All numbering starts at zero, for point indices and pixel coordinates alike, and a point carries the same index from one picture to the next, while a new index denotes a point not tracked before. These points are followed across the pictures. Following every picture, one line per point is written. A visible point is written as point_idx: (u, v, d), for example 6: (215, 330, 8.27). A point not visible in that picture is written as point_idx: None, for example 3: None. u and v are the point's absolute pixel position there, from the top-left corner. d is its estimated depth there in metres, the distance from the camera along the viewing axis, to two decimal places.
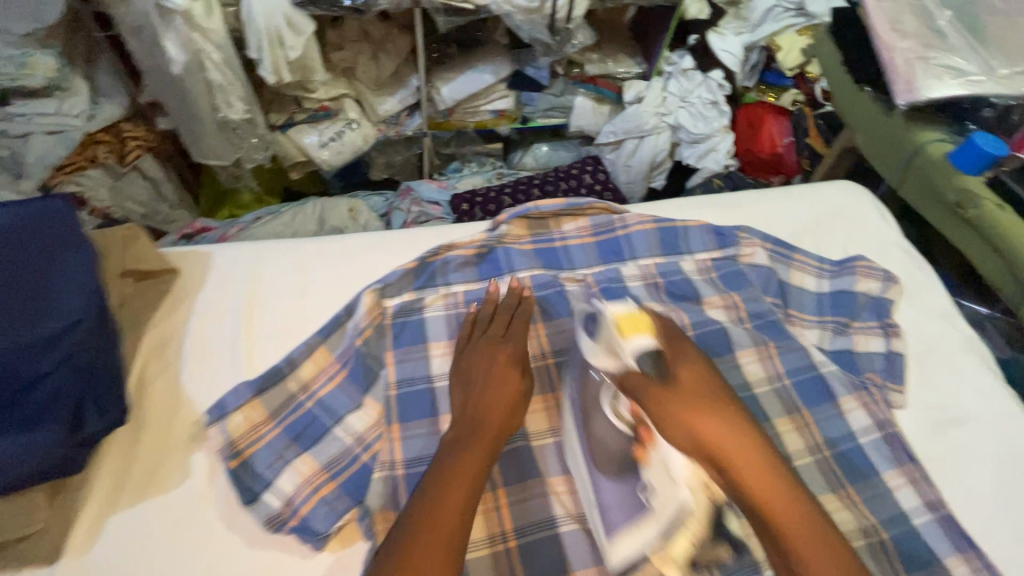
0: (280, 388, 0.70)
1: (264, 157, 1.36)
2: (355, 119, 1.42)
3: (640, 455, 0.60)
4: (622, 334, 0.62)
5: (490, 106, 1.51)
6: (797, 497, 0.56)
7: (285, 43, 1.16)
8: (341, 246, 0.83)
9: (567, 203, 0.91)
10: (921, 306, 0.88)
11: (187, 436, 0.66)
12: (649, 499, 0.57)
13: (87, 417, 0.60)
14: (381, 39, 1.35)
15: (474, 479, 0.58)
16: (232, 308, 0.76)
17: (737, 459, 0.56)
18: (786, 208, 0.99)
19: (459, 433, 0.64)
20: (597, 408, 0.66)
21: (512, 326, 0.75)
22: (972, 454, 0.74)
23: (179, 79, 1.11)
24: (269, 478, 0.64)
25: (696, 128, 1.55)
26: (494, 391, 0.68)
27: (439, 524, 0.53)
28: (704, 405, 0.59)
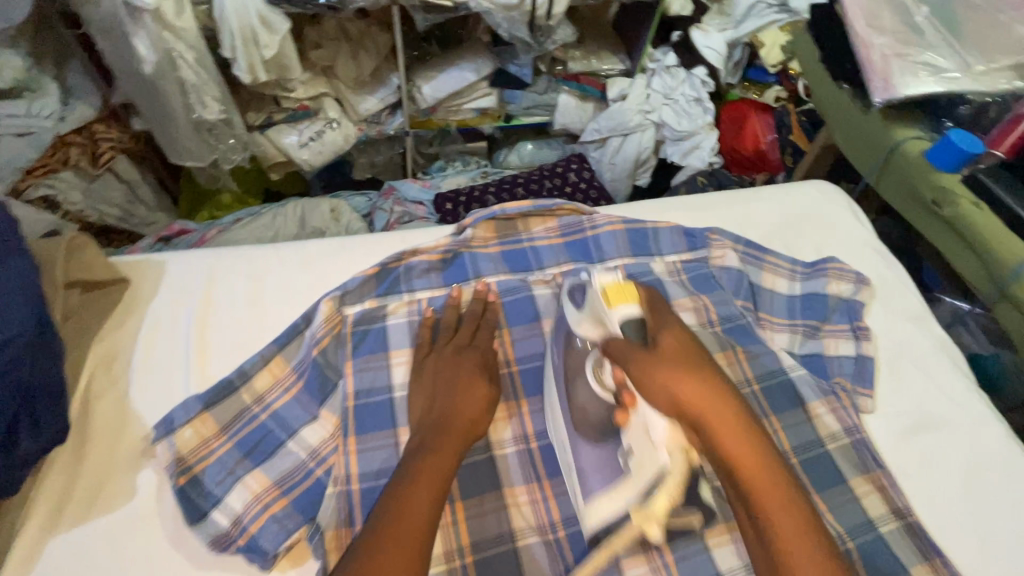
0: (232, 402, 0.68)
1: (243, 158, 1.32)
2: (336, 118, 1.39)
3: (621, 419, 0.60)
4: (609, 302, 0.62)
5: (473, 105, 1.48)
6: (774, 465, 0.55)
7: (260, 41, 1.12)
8: (300, 253, 0.81)
9: (534, 204, 0.88)
10: (892, 309, 0.87)
11: (135, 452, 0.64)
12: (627, 461, 0.58)
13: (20, 436, 0.57)
14: (359, 37, 1.32)
15: (441, 486, 0.57)
16: (185, 318, 0.74)
17: (720, 428, 0.56)
18: (758, 210, 0.98)
19: (426, 437, 0.62)
20: (581, 376, 0.65)
21: (478, 335, 0.75)
22: (938, 460, 0.74)
23: (151, 79, 1.07)
24: (218, 496, 0.62)
25: (680, 126, 1.54)
26: (463, 396, 0.66)
27: (411, 530, 0.52)
28: (687, 368, 0.58)
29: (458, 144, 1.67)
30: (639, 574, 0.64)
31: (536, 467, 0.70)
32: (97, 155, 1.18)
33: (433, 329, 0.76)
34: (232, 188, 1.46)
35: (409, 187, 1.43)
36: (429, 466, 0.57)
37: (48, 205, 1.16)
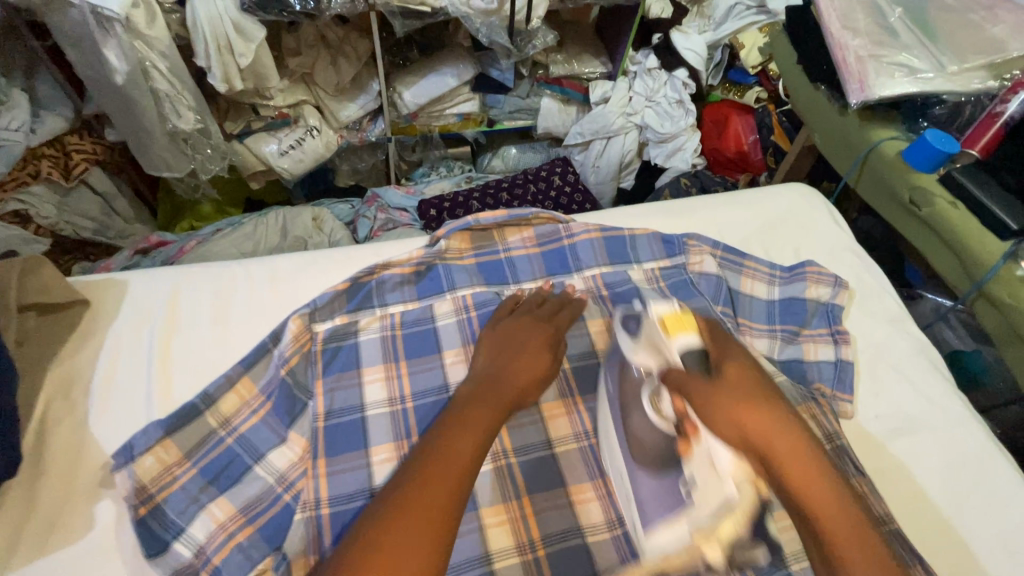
0: (197, 425, 0.65)
1: (222, 167, 1.30)
2: (316, 126, 1.37)
3: (683, 449, 0.55)
4: (667, 333, 0.59)
5: (455, 109, 1.46)
6: (856, 516, 0.50)
7: (235, 50, 1.10)
8: (270, 269, 0.79)
9: (510, 214, 0.86)
10: (870, 312, 0.87)
11: (93, 482, 0.61)
12: (689, 493, 0.53)
13: None
14: (339, 43, 1.30)
15: (486, 434, 0.56)
16: (148, 339, 0.71)
17: (785, 458, 0.52)
18: (736, 215, 0.97)
19: (481, 390, 0.62)
20: (635, 405, 0.61)
21: (557, 314, 0.76)
22: (918, 464, 0.73)
23: (123, 90, 1.04)
24: (180, 526, 0.59)
25: (663, 128, 1.53)
26: (530, 363, 0.67)
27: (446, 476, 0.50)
28: (752, 400, 0.54)
29: (441, 149, 1.61)
30: None
31: (513, 484, 0.67)
32: (70, 168, 1.14)
33: (403, 345, 0.75)
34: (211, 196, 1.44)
35: (392, 194, 1.43)
36: (481, 412, 0.58)
37: (19, 220, 1.12)
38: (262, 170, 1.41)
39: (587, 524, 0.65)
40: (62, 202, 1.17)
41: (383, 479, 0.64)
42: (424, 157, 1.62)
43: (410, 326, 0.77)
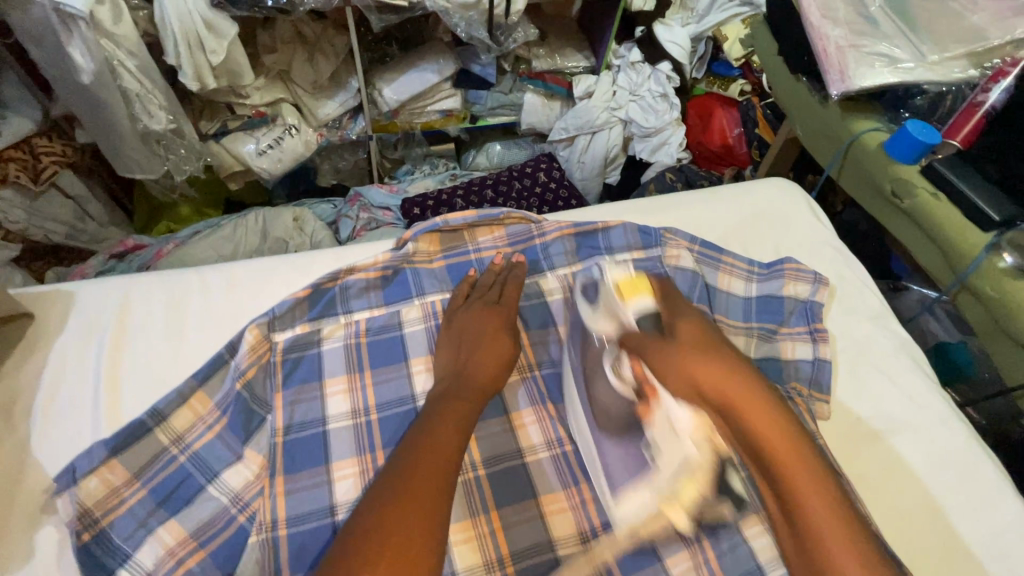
0: (145, 444, 0.61)
1: (197, 169, 1.25)
2: (295, 124, 1.32)
3: (644, 412, 0.59)
4: (622, 297, 0.65)
5: (436, 106, 1.43)
6: (805, 449, 0.52)
7: (206, 46, 1.06)
8: (227, 276, 0.76)
9: (480, 214, 0.82)
10: (849, 309, 0.85)
11: (34, 506, 0.58)
12: (653, 457, 0.57)
13: None
14: (316, 40, 1.25)
15: (462, 429, 0.59)
16: (96, 353, 0.68)
17: (748, 411, 0.53)
18: (716, 209, 0.95)
19: (446, 388, 0.65)
20: (598, 373, 0.65)
21: (505, 294, 0.76)
22: (901, 465, 0.72)
23: (91, 91, 0.99)
24: (127, 552, 0.56)
25: (648, 123, 1.49)
26: (487, 352, 0.69)
27: (436, 472, 0.53)
28: (702, 352, 0.57)
29: (423, 147, 1.58)
30: None
31: (481, 497, 0.64)
32: (38, 170, 1.09)
33: (368, 354, 0.72)
34: (189, 196, 1.40)
35: (374, 194, 1.39)
36: (450, 410, 0.61)
37: None
38: (239, 169, 1.36)
39: (559, 536, 0.63)
40: (33, 206, 1.13)
41: (345, 496, 0.61)
42: (406, 155, 1.58)
43: (376, 334, 0.74)
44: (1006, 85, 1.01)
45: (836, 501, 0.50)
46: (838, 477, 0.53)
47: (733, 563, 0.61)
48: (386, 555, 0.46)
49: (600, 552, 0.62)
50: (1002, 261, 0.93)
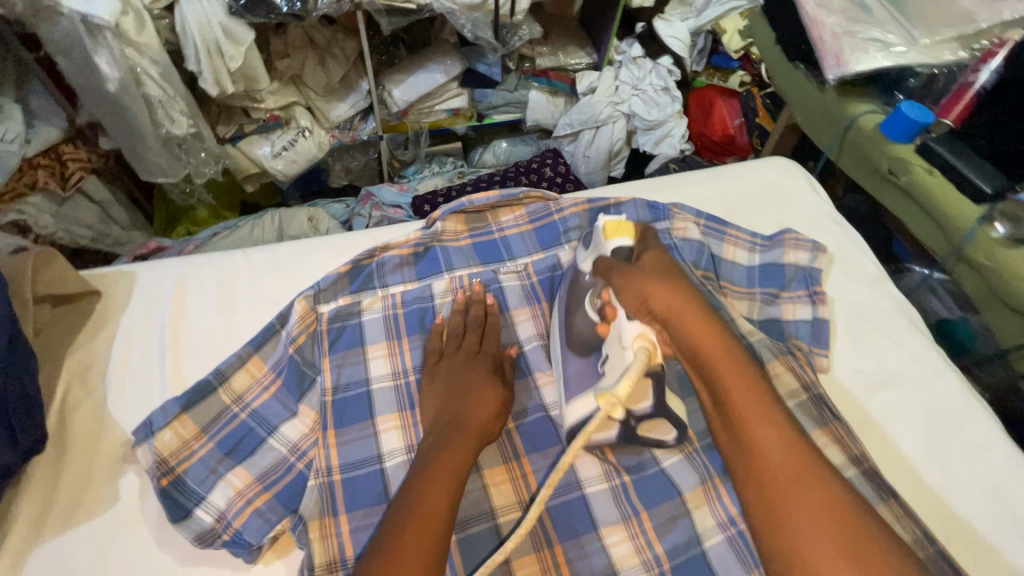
0: (211, 402, 0.68)
1: (215, 171, 1.33)
2: (308, 126, 1.39)
3: (604, 331, 0.69)
4: (604, 236, 0.72)
5: (444, 106, 1.48)
6: (747, 368, 0.59)
7: (224, 53, 1.12)
8: (271, 257, 0.83)
9: (501, 195, 0.89)
10: (850, 275, 0.90)
11: (115, 458, 0.64)
12: (604, 366, 0.66)
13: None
14: (326, 45, 1.32)
15: (457, 481, 0.58)
16: (158, 326, 0.74)
17: (690, 323, 0.60)
18: (719, 186, 1.01)
19: (437, 438, 0.63)
20: (579, 305, 0.73)
21: (484, 342, 0.76)
22: (899, 414, 0.77)
23: (115, 98, 1.06)
24: (201, 494, 0.62)
25: (650, 115, 1.55)
26: (479, 399, 0.67)
27: (437, 505, 0.55)
28: (664, 278, 0.64)
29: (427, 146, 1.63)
30: (617, 541, 0.65)
31: (512, 446, 0.71)
32: (66, 177, 1.17)
33: (405, 323, 0.78)
34: (206, 202, 1.46)
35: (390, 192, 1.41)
36: (445, 462, 0.59)
37: (18, 229, 1.16)
38: (254, 172, 1.44)
39: (583, 477, 0.69)
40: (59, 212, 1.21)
41: (390, 446, 0.68)
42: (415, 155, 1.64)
43: (410, 305, 0.80)
44: (995, 65, 1.06)
45: (750, 396, 0.57)
46: (776, 394, 0.59)
47: None
48: (410, 537, 0.52)
49: (624, 490, 0.69)
50: (994, 231, 0.99)
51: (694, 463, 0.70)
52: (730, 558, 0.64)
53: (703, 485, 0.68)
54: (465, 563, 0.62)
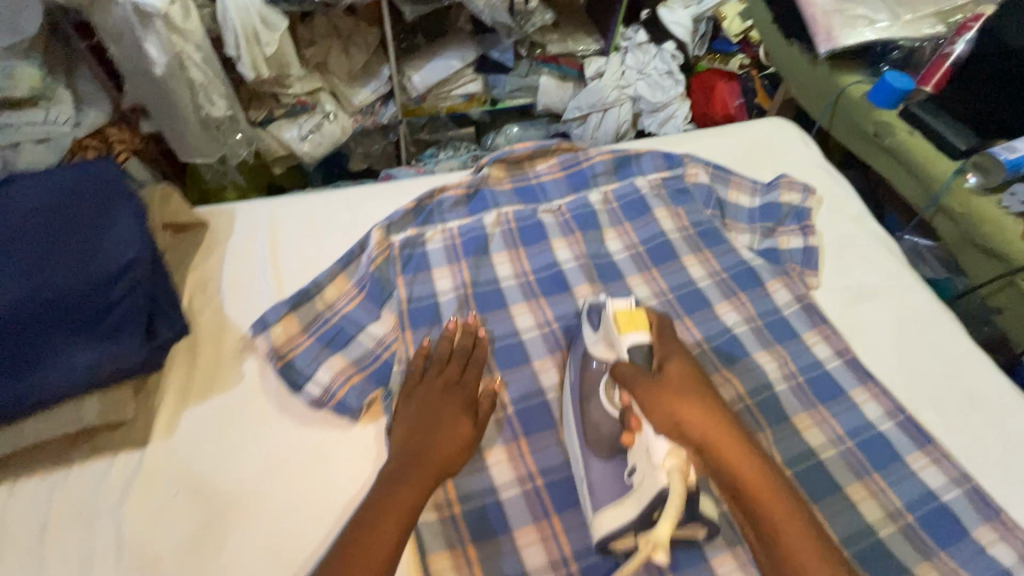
0: (311, 306, 0.83)
1: (247, 153, 1.46)
2: (332, 111, 1.51)
3: (628, 438, 0.66)
4: (618, 328, 0.71)
5: (460, 90, 1.63)
6: (777, 482, 0.60)
7: (261, 40, 1.25)
8: (345, 199, 0.97)
9: (537, 145, 1.05)
10: (838, 213, 1.05)
11: (237, 348, 0.79)
12: (632, 479, 0.64)
13: (159, 328, 0.74)
14: (349, 33, 1.47)
15: (406, 522, 0.60)
16: (258, 251, 0.89)
17: (727, 446, 0.61)
18: (725, 142, 1.15)
19: (396, 473, 0.64)
20: (594, 396, 0.72)
21: (466, 372, 0.77)
22: (880, 318, 0.90)
23: (162, 81, 1.18)
24: (309, 373, 0.77)
25: (655, 98, 1.68)
26: (445, 435, 0.68)
27: (379, 556, 0.57)
28: (687, 393, 0.65)
29: (451, 129, 1.78)
30: None
31: (556, 343, 0.85)
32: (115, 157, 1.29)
33: (462, 249, 0.92)
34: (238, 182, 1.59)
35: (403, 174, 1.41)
36: (403, 499, 0.61)
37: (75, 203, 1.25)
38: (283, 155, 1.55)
39: None
40: None
41: None
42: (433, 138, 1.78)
43: (467, 236, 0.94)
44: (970, 37, 1.20)
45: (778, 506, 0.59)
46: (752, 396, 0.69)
47: (751, 382, 0.82)
48: None
49: None
50: (967, 181, 1.14)
51: (703, 360, 0.83)
52: None
53: (711, 375, 0.82)
54: (523, 428, 0.78)
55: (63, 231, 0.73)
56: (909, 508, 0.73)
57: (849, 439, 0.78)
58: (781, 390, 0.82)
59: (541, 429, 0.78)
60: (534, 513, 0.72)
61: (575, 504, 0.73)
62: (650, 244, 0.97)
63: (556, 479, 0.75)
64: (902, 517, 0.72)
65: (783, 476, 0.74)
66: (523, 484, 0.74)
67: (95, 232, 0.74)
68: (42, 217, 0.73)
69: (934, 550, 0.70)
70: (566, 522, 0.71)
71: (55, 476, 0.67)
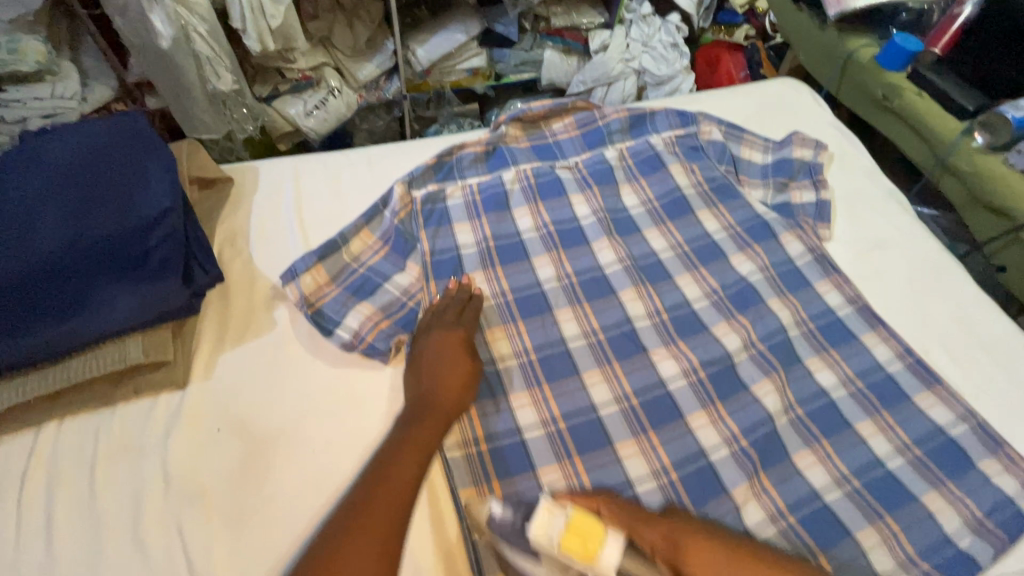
0: (337, 258, 0.85)
1: (254, 129, 1.45)
2: (337, 87, 1.51)
3: None
4: (584, 557, 0.56)
5: (465, 65, 1.62)
6: None
7: (266, 11, 1.22)
8: (366, 157, 1.00)
9: (554, 104, 1.07)
10: (850, 169, 1.07)
11: (268, 296, 0.82)
12: None
13: (196, 273, 0.76)
14: (353, 7, 1.46)
15: (422, 457, 0.64)
16: (284, 205, 0.91)
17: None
18: (738, 101, 1.17)
19: (408, 418, 0.68)
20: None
21: (464, 319, 0.78)
22: (891, 268, 0.93)
23: (168, 55, 1.17)
24: (338, 319, 0.79)
25: (660, 71, 1.67)
26: (447, 378, 0.71)
27: (401, 489, 0.60)
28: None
29: (453, 105, 1.74)
30: (666, 362, 0.80)
31: (576, 294, 0.86)
32: None
33: (482, 205, 0.95)
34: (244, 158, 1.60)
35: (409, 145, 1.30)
36: (415, 440, 0.65)
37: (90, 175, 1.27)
38: (289, 130, 1.55)
39: (634, 316, 0.84)
40: None
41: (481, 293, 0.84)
42: (436, 115, 1.75)
43: (487, 192, 0.96)
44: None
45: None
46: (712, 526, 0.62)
47: (765, 328, 0.84)
48: None
49: (664, 325, 0.84)
50: (975, 140, 1.15)
51: (719, 306, 0.86)
52: (755, 369, 0.79)
53: (727, 320, 0.84)
54: (545, 376, 0.78)
55: (95, 184, 0.74)
56: (917, 443, 0.74)
57: (859, 380, 0.80)
58: (794, 336, 0.84)
59: (562, 376, 0.78)
60: (557, 454, 0.71)
61: (598, 448, 0.72)
62: (666, 199, 0.99)
63: (580, 423, 0.74)
64: (910, 451, 0.73)
65: (795, 414, 0.76)
66: (546, 427, 0.73)
67: (128, 183, 0.75)
68: (76, 168, 0.74)
69: (942, 480, 0.71)
70: (588, 462, 0.71)
71: (98, 418, 0.69)
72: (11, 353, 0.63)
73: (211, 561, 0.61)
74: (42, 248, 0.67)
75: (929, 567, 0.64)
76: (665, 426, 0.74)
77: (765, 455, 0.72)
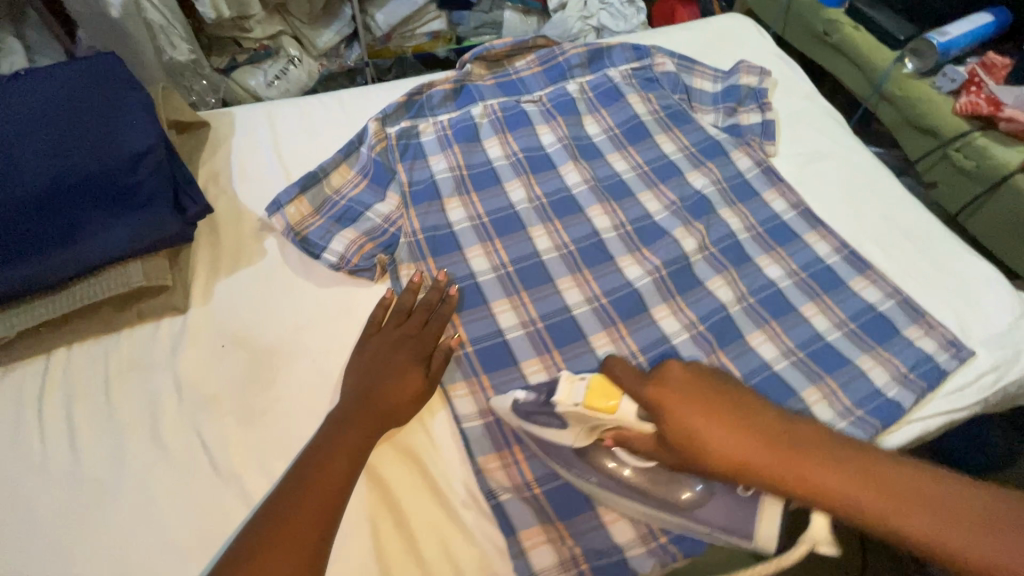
0: (318, 190, 0.89)
1: (215, 101, 1.43)
2: (297, 56, 1.50)
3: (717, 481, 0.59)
4: (609, 411, 0.61)
5: (425, 28, 1.61)
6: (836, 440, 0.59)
7: None
8: (336, 101, 1.03)
9: (514, 42, 1.12)
10: (792, 92, 1.15)
11: (256, 229, 0.86)
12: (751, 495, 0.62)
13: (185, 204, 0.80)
14: None
15: (356, 456, 0.64)
16: (262, 147, 0.95)
17: (769, 463, 0.56)
18: (688, 36, 1.24)
19: (343, 413, 0.67)
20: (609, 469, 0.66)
21: (428, 325, 0.76)
22: (830, 177, 1.02)
23: (120, 24, 1.15)
24: (325, 244, 0.83)
25: (618, 27, 1.64)
26: (395, 381, 0.70)
27: (330, 484, 0.60)
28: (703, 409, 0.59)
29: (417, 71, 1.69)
30: (631, 267, 0.88)
31: (547, 213, 0.93)
32: None
33: (453, 137, 0.99)
34: None
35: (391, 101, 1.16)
36: (349, 443, 0.64)
37: None
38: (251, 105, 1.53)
39: (600, 229, 0.91)
40: None
41: (456, 217, 0.90)
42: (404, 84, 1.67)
43: (457, 126, 1.00)
44: None
45: (898, 495, 0.54)
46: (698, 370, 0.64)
47: (718, 233, 0.93)
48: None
49: (629, 235, 0.91)
50: (905, 67, 1.23)
51: (678, 214, 0.94)
52: (708, 268, 0.88)
53: (686, 226, 0.92)
54: (523, 284, 0.85)
55: (75, 123, 0.75)
56: (852, 319, 0.84)
57: (802, 271, 0.89)
58: (744, 239, 0.93)
59: (538, 282, 0.85)
60: (537, 348, 0.79)
61: (574, 341, 0.80)
62: (626, 126, 1.05)
63: (556, 320, 0.82)
64: (846, 326, 0.83)
65: (746, 302, 0.86)
66: (525, 326, 0.81)
67: (106, 121, 0.77)
68: (52, 108, 0.75)
69: (872, 345, 0.81)
70: (564, 353, 0.79)
71: (105, 341, 0.74)
72: (14, 280, 0.67)
73: (228, 453, 0.67)
74: (28, 182, 0.69)
75: (862, 414, 0.75)
76: (632, 318, 0.82)
77: (720, 336, 0.81)
